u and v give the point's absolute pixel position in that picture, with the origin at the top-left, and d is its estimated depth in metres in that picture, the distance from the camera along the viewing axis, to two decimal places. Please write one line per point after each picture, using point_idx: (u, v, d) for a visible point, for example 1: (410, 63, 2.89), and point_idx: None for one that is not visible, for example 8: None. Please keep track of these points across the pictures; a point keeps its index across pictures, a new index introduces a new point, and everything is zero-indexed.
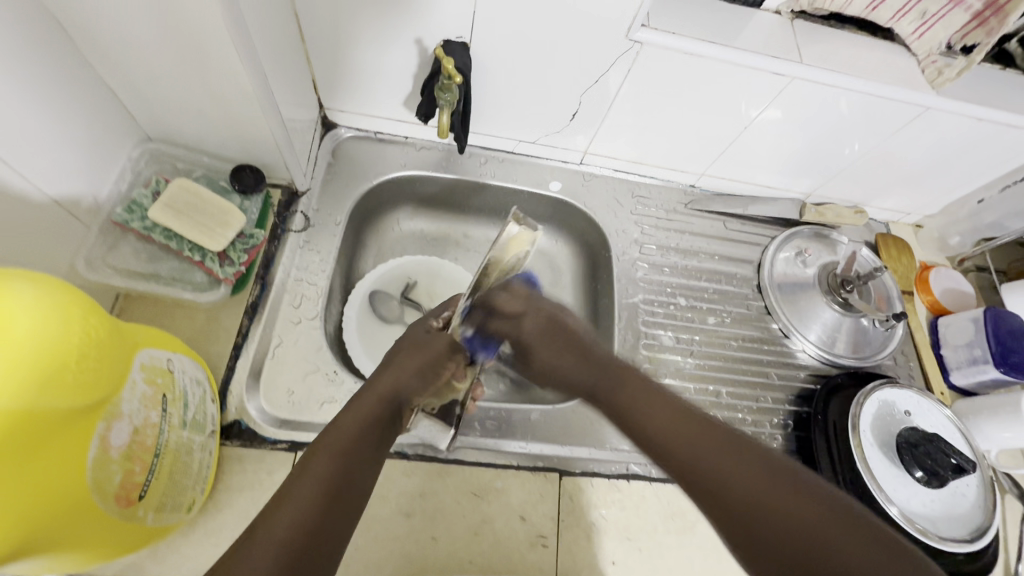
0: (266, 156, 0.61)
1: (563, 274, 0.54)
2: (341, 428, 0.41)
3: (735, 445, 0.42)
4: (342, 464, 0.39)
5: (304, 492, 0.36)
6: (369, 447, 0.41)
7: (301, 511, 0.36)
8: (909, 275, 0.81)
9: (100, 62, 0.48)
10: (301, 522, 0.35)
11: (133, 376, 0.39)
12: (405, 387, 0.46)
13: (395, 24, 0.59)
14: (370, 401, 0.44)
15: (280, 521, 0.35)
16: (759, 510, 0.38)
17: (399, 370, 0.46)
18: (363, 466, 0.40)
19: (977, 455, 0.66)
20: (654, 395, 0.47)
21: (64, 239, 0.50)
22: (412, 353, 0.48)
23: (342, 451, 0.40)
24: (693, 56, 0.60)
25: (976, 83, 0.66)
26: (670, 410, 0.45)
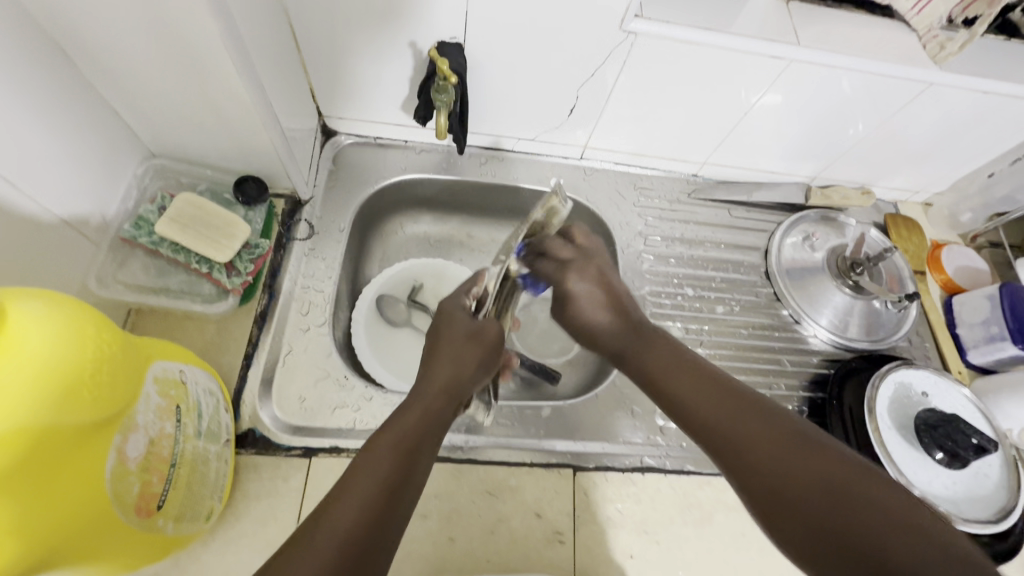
0: (268, 167, 0.61)
1: (589, 277, 0.56)
2: (403, 423, 0.41)
3: (774, 431, 0.40)
4: (402, 457, 0.39)
5: (364, 485, 0.36)
6: (428, 440, 0.41)
7: (361, 505, 0.35)
8: (920, 254, 0.80)
9: (102, 82, 0.49)
10: (361, 517, 0.35)
11: (146, 389, 0.39)
12: (463, 381, 0.46)
13: (388, 29, 0.59)
14: (431, 396, 0.44)
15: (338, 515, 0.35)
16: (801, 494, 0.37)
17: (458, 363, 0.46)
18: (422, 461, 0.40)
19: (999, 434, 0.65)
20: (691, 373, 0.47)
21: (75, 258, 0.51)
22: (466, 345, 0.48)
23: (400, 445, 0.39)
24: (689, 45, 0.59)
25: (979, 56, 0.65)
26: (704, 377, 0.46)
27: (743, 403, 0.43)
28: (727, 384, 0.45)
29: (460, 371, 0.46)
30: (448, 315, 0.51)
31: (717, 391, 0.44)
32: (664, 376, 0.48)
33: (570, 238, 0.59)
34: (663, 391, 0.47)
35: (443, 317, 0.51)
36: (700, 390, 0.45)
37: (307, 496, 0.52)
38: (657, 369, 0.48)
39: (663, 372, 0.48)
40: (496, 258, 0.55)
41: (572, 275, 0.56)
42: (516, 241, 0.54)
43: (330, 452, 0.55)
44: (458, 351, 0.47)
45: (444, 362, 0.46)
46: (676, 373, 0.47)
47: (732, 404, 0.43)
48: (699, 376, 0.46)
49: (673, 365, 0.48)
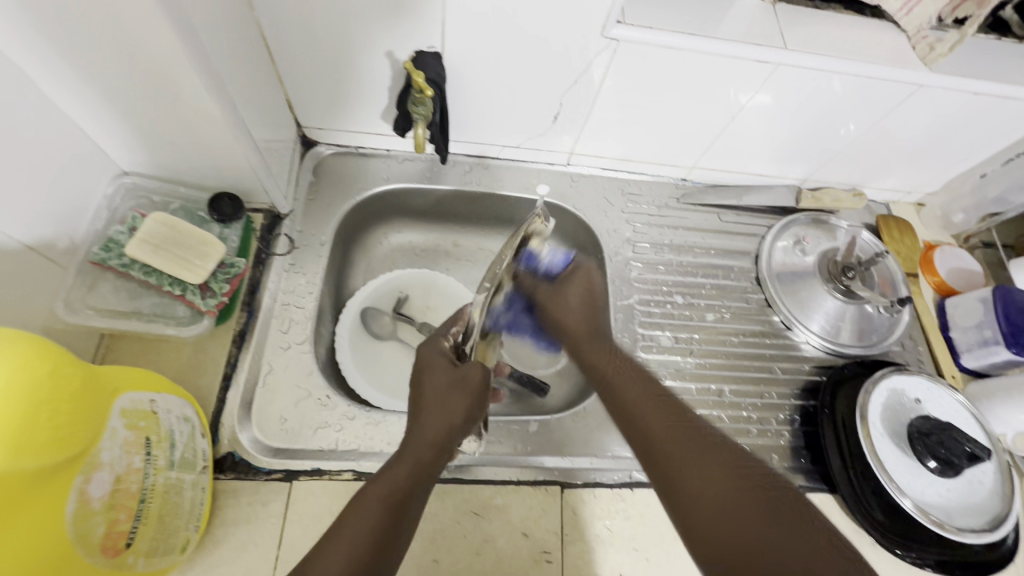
0: (244, 182, 0.60)
1: (579, 286, 0.60)
2: (392, 478, 0.43)
3: (709, 458, 0.41)
4: (387, 515, 0.40)
5: (348, 544, 0.38)
6: (415, 495, 0.43)
7: (344, 558, 0.37)
8: (912, 257, 0.79)
9: (66, 102, 0.47)
10: (346, 572, 0.37)
11: (112, 423, 0.38)
12: (454, 431, 0.46)
13: (364, 39, 0.57)
14: (421, 448, 0.45)
15: (326, 570, 0.37)
16: (694, 478, 0.40)
17: (449, 415, 0.47)
18: (408, 516, 0.42)
19: (993, 440, 0.64)
20: (633, 382, 0.51)
21: (41, 283, 0.49)
22: (451, 392, 0.48)
23: (388, 499, 0.41)
24: (673, 50, 0.58)
25: (970, 56, 0.64)
26: (638, 393, 0.50)
27: (679, 427, 0.45)
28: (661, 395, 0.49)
29: (451, 422, 0.47)
30: (429, 361, 0.50)
31: (658, 414, 0.46)
32: (620, 394, 0.51)
33: (572, 280, 0.60)
34: (627, 417, 0.48)
35: (423, 364, 0.51)
36: (641, 397, 0.49)
37: (289, 521, 0.51)
38: (618, 388, 0.51)
39: (619, 386, 0.52)
40: (479, 285, 0.51)
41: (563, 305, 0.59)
42: (511, 248, 0.52)
43: (312, 475, 0.54)
44: (447, 398, 0.48)
45: (432, 415, 0.47)
46: (641, 401, 0.49)
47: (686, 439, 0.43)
48: (656, 399, 0.48)
49: (619, 375, 0.53)
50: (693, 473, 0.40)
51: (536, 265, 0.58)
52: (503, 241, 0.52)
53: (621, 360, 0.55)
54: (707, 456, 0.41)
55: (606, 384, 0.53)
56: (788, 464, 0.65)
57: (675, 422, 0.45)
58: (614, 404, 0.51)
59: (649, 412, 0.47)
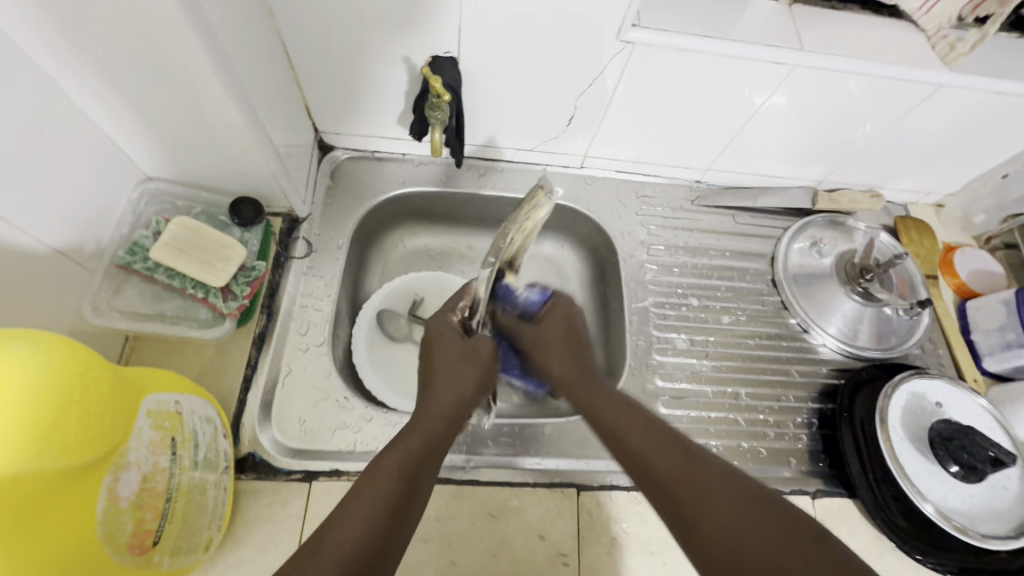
0: (264, 187, 0.61)
1: (556, 324, 0.57)
2: (408, 445, 0.43)
3: (717, 487, 0.40)
4: (405, 477, 0.41)
5: (369, 502, 0.38)
6: (429, 464, 0.43)
7: (366, 518, 0.37)
8: (932, 258, 0.78)
9: (93, 110, 0.49)
10: (366, 529, 0.37)
11: (139, 424, 0.39)
12: (464, 403, 0.49)
13: (381, 45, 0.58)
14: (433, 420, 0.46)
15: (346, 526, 0.36)
16: (710, 519, 0.39)
17: (459, 387, 0.49)
18: (424, 484, 0.42)
19: (1017, 445, 0.62)
20: (630, 418, 0.48)
21: (70, 287, 0.50)
22: (461, 364, 0.50)
23: (405, 466, 0.41)
24: (689, 53, 0.58)
25: (991, 55, 0.63)
26: (638, 431, 0.47)
27: (690, 468, 0.42)
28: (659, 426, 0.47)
29: (461, 395, 0.49)
30: (438, 336, 0.53)
31: (668, 455, 0.44)
32: (619, 428, 0.48)
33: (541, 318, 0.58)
34: (620, 447, 0.47)
35: (433, 336, 0.53)
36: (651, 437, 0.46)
37: (308, 521, 0.52)
38: (615, 421, 0.49)
39: (614, 421, 0.49)
40: (484, 260, 0.50)
41: (543, 354, 0.56)
42: (501, 244, 0.48)
43: (330, 475, 0.54)
44: (457, 369, 0.50)
45: (443, 386, 0.49)
46: (634, 432, 0.47)
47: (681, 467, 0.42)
48: (658, 436, 0.46)
49: (618, 412, 0.49)
50: (705, 515, 0.39)
51: (512, 301, 0.58)
52: (505, 222, 0.48)
53: (619, 397, 0.51)
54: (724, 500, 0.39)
55: (606, 425, 0.49)
56: (806, 468, 0.65)
57: (683, 457, 0.43)
58: (606, 431, 0.49)
59: (657, 449, 0.45)
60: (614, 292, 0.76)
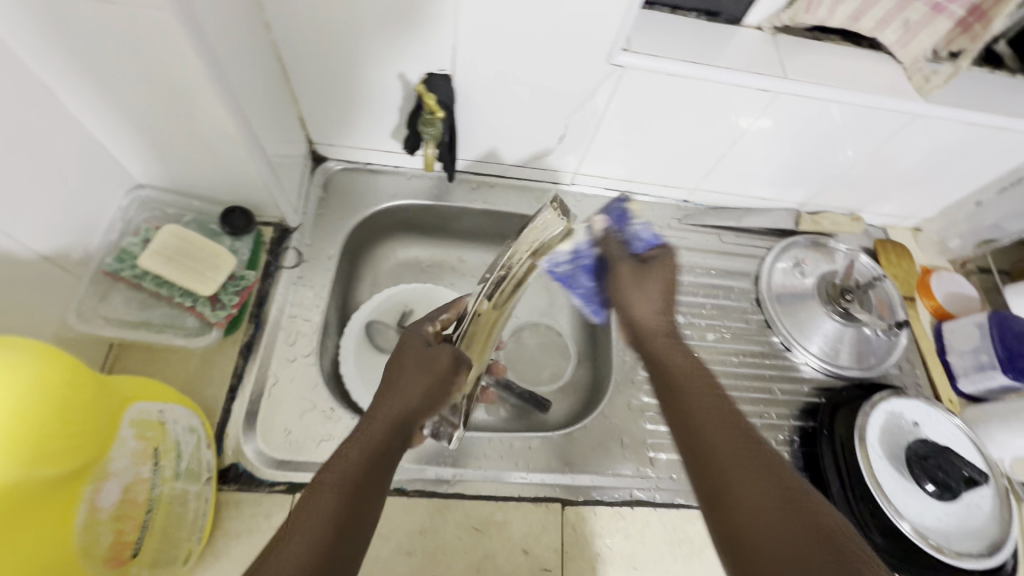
0: (256, 196, 0.61)
1: (660, 278, 0.54)
2: (343, 462, 0.41)
3: (801, 527, 0.37)
4: (343, 498, 0.39)
5: (303, 531, 0.37)
6: (376, 477, 0.41)
7: (301, 551, 0.36)
8: (910, 280, 0.80)
9: (86, 117, 0.49)
10: (307, 558, 0.36)
11: (122, 433, 0.39)
12: (411, 412, 0.46)
13: (377, 61, 0.59)
14: (376, 430, 0.44)
15: (284, 558, 0.36)
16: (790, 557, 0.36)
17: (406, 394, 0.46)
18: (374, 499, 0.40)
19: (990, 465, 0.64)
20: (717, 417, 0.44)
21: (55, 293, 0.50)
22: (414, 372, 0.48)
23: (351, 480, 0.40)
24: (677, 77, 0.60)
25: (964, 88, 0.66)
26: (721, 436, 0.43)
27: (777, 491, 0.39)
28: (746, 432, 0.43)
29: (410, 400, 0.46)
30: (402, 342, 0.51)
31: (757, 468, 0.41)
32: (699, 427, 0.44)
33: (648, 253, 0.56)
34: (699, 450, 0.43)
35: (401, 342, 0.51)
36: (733, 444, 0.42)
37: None
38: (696, 416, 0.45)
39: (697, 421, 0.45)
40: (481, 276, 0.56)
41: (636, 297, 0.54)
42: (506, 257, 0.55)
43: None
44: (411, 379, 0.47)
45: (389, 394, 0.46)
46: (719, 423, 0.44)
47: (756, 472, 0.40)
48: (745, 445, 0.42)
49: (701, 411, 0.45)
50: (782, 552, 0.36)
51: (624, 232, 0.58)
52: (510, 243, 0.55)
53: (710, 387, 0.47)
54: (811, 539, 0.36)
55: (685, 422, 0.45)
56: None
57: (768, 473, 0.40)
58: (679, 428, 0.46)
59: (739, 462, 0.41)
60: None
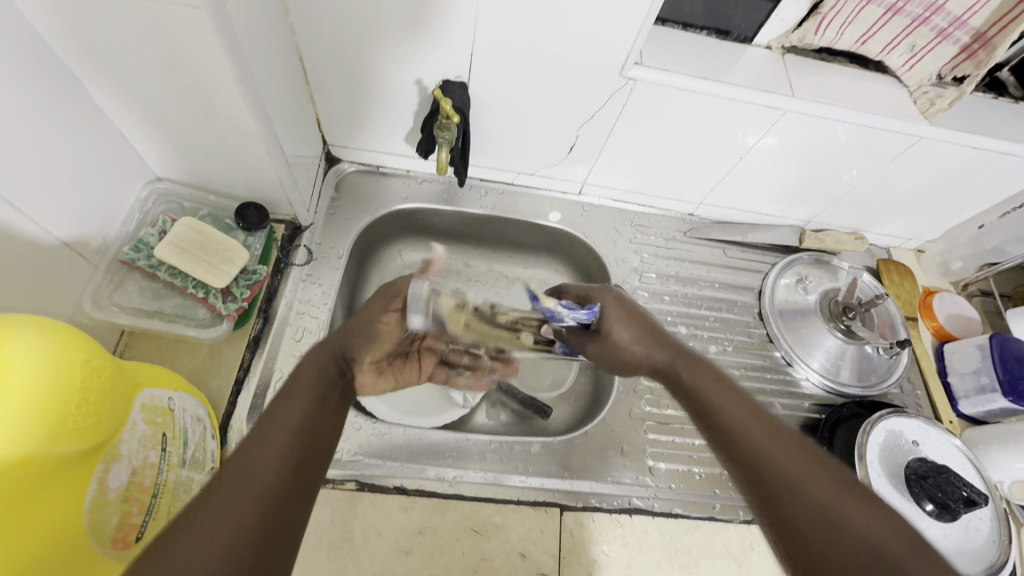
0: (271, 194, 0.62)
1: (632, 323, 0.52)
2: (285, 410, 0.38)
3: (843, 508, 0.36)
4: (294, 446, 0.36)
5: (248, 475, 0.33)
6: (320, 426, 0.39)
7: (247, 493, 0.32)
8: (912, 301, 0.81)
9: (112, 109, 0.50)
10: (256, 503, 0.32)
11: (133, 417, 0.39)
12: (348, 344, 0.45)
13: (395, 66, 0.61)
14: (310, 381, 0.40)
15: (231, 502, 0.32)
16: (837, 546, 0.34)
17: (343, 334, 0.46)
18: (318, 444, 0.38)
19: (989, 487, 0.64)
20: (742, 411, 0.43)
21: (72, 279, 0.51)
22: (365, 324, 0.49)
23: (299, 429, 0.37)
24: (687, 92, 0.61)
25: (968, 113, 0.67)
26: (748, 428, 0.41)
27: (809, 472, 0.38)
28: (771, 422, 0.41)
29: (337, 344, 0.45)
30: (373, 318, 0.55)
31: (785, 455, 0.39)
32: (728, 422, 0.42)
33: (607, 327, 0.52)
34: (729, 446, 0.41)
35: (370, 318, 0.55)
36: (760, 434, 0.40)
37: None
38: (718, 412, 0.43)
39: (723, 415, 0.43)
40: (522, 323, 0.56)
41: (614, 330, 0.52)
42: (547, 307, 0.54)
43: None
44: (350, 325, 0.48)
45: (317, 347, 0.43)
46: (757, 430, 0.41)
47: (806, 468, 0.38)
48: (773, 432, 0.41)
49: (726, 405, 0.43)
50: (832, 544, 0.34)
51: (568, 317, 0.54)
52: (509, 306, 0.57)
53: (724, 381, 0.45)
54: (850, 521, 0.35)
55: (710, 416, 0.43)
56: None
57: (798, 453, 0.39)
58: (706, 421, 0.44)
59: (772, 450, 0.39)
60: None
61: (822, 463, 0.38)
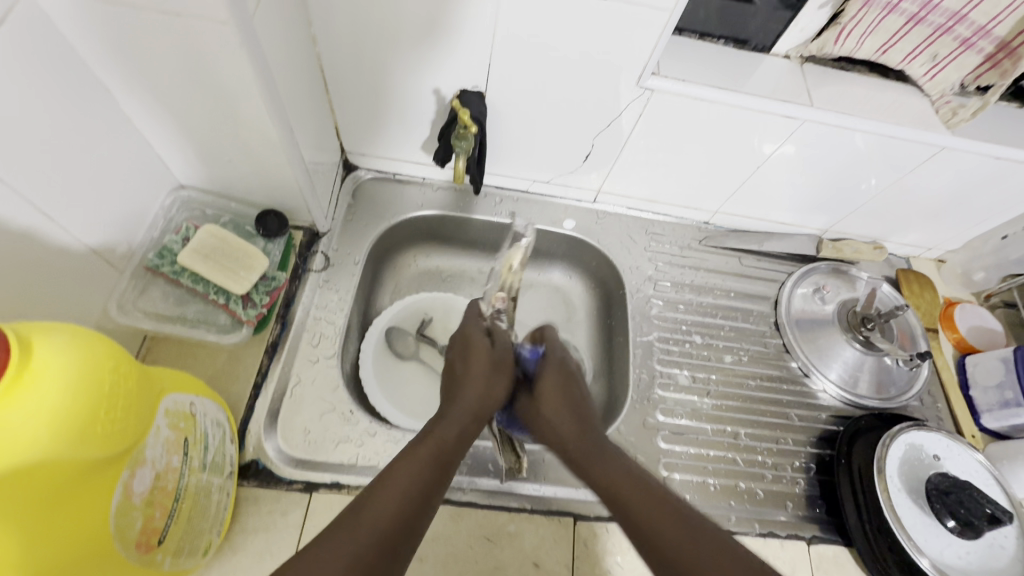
0: (290, 201, 0.63)
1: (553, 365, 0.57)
2: (441, 436, 0.46)
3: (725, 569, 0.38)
4: (438, 466, 0.44)
5: (397, 485, 0.41)
6: (458, 452, 0.47)
7: (393, 507, 0.40)
8: (933, 312, 0.79)
9: (139, 119, 0.51)
10: (396, 514, 0.39)
11: (157, 422, 0.40)
12: (491, 403, 0.53)
13: (414, 76, 0.61)
14: (467, 417, 0.50)
15: (375, 512, 0.39)
16: None
17: (478, 375, 0.54)
18: (449, 478, 0.45)
19: (1014, 504, 0.63)
20: (635, 485, 0.45)
21: (99, 285, 0.52)
22: (491, 370, 0.55)
23: (438, 456, 0.44)
24: (704, 102, 0.61)
25: (992, 122, 0.66)
26: (657, 516, 0.42)
27: (696, 538, 0.40)
28: (684, 518, 0.42)
29: (488, 395, 0.53)
30: (467, 337, 0.58)
31: (674, 529, 0.41)
32: (620, 492, 0.45)
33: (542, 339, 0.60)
34: (615, 510, 0.44)
35: (467, 341, 0.58)
36: (654, 507, 0.43)
37: (306, 532, 0.52)
38: (611, 487, 0.45)
39: (622, 495, 0.44)
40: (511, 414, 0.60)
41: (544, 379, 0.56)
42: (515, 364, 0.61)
43: (331, 488, 0.55)
44: (476, 351, 0.56)
45: (475, 384, 0.53)
46: (627, 489, 0.45)
47: (681, 535, 0.40)
48: (689, 534, 0.40)
49: (622, 479, 0.46)
50: None
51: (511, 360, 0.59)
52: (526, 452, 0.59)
53: (631, 468, 0.47)
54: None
55: (603, 491, 0.46)
56: (802, 512, 0.65)
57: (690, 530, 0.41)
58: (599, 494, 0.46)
59: (666, 526, 0.41)
60: (619, 325, 0.78)
61: (694, 531, 0.41)
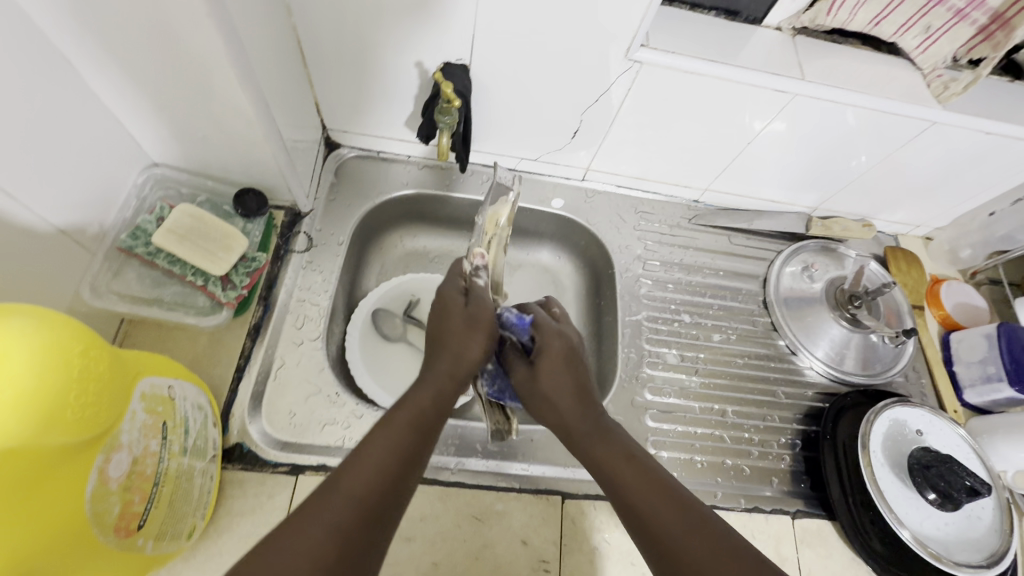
0: (270, 180, 0.61)
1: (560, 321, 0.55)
2: (418, 403, 0.44)
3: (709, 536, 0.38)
4: (416, 436, 0.42)
5: (371, 458, 0.39)
6: (437, 420, 0.45)
7: (365, 480, 0.38)
8: (919, 289, 0.80)
9: (106, 93, 0.49)
10: (371, 487, 0.37)
11: (132, 406, 0.39)
12: (469, 365, 0.49)
13: (395, 49, 0.59)
14: (443, 379, 0.47)
15: (346, 486, 0.37)
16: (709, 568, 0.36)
17: (454, 335, 0.50)
18: (430, 447, 0.43)
19: (993, 477, 0.64)
20: (626, 450, 0.44)
21: (70, 267, 0.51)
22: (466, 328, 0.51)
23: (416, 425, 0.43)
24: (694, 75, 0.59)
25: (984, 97, 0.65)
26: (643, 483, 0.41)
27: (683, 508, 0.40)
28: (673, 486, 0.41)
29: (462, 356, 0.49)
30: (445, 297, 0.53)
31: (661, 498, 0.40)
32: (608, 460, 0.44)
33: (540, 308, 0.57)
34: (603, 474, 0.44)
35: (443, 300, 0.53)
36: (644, 477, 0.42)
37: (292, 514, 0.52)
38: (601, 451, 0.45)
39: (611, 459, 0.44)
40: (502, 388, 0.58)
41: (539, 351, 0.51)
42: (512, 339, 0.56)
43: (317, 470, 0.54)
44: (451, 312, 0.52)
45: (449, 343, 0.50)
46: (615, 455, 0.44)
47: (671, 509, 0.40)
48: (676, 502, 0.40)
49: (613, 443, 0.45)
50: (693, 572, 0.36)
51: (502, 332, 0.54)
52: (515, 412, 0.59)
53: (623, 433, 0.46)
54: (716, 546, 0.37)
55: (593, 455, 0.45)
56: (787, 488, 0.66)
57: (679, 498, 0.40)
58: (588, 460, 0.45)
59: (651, 494, 0.41)
60: (608, 305, 0.77)
61: (684, 503, 0.40)
